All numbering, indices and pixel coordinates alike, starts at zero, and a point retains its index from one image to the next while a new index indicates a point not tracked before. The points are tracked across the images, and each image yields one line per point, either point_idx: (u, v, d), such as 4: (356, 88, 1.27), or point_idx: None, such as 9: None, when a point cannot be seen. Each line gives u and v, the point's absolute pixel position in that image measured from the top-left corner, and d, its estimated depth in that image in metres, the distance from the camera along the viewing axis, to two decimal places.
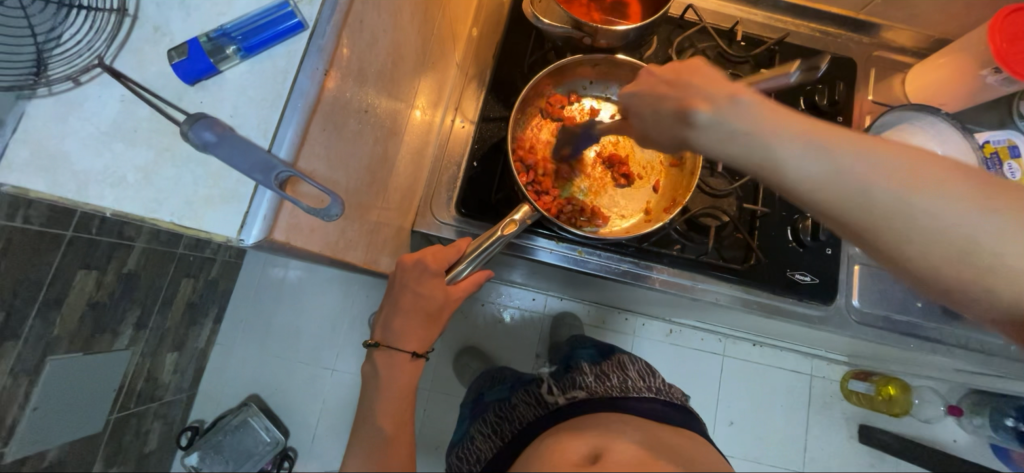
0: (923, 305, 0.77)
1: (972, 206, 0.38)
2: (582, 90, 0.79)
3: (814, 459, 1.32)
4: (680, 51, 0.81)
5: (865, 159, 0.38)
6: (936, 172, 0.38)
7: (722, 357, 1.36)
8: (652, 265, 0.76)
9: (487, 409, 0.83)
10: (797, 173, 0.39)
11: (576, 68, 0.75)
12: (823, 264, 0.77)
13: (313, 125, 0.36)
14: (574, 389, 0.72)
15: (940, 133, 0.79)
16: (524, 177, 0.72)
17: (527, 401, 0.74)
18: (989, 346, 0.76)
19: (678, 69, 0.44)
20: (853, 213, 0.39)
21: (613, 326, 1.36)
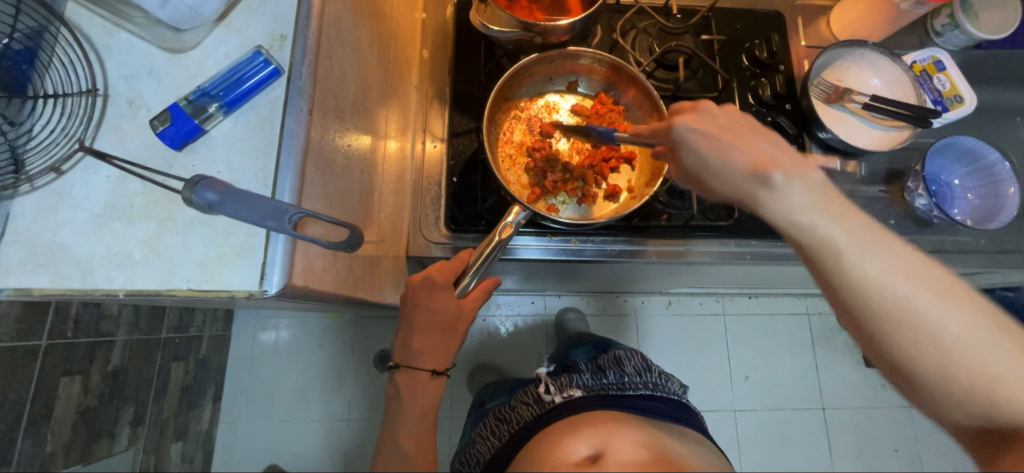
0: (895, 221, 0.84)
1: (959, 314, 0.41)
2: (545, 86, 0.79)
3: (830, 392, 1.36)
4: (624, 34, 0.85)
5: (892, 255, 0.40)
6: (935, 279, 0.41)
7: (724, 315, 1.41)
8: (644, 239, 0.78)
9: (486, 414, 0.84)
10: (840, 252, 0.40)
11: (539, 65, 0.75)
12: None
13: (308, 165, 0.35)
14: (571, 387, 0.71)
15: (873, 62, 0.87)
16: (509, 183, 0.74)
17: (522, 402, 0.74)
18: (959, 243, 0.83)
19: (738, 124, 0.44)
20: (870, 305, 0.41)
21: (614, 310, 1.39)
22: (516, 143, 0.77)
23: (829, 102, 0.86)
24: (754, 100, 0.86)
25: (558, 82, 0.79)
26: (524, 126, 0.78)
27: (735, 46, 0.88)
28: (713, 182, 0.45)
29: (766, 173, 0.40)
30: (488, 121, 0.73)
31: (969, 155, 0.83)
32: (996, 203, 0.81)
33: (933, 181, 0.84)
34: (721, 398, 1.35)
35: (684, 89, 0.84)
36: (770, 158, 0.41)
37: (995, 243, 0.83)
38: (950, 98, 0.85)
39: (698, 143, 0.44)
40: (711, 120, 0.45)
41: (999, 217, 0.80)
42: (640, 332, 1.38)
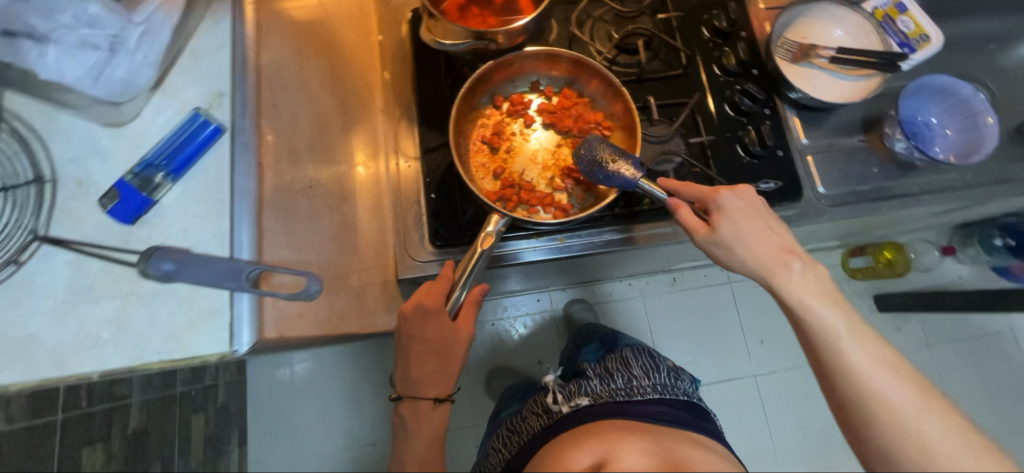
0: (879, 170, 0.84)
1: (946, 431, 0.46)
2: (505, 91, 0.78)
3: None
4: (581, 25, 0.84)
5: (883, 360, 0.50)
6: (928, 398, 0.48)
7: (730, 284, 1.40)
8: (630, 226, 0.78)
9: (498, 424, 0.85)
10: (840, 336, 0.51)
11: (499, 70, 0.75)
12: (780, 166, 0.82)
13: (264, 215, 0.37)
14: (579, 396, 0.72)
15: (832, 15, 0.87)
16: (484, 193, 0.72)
17: (532, 413, 0.75)
18: (948, 180, 0.82)
19: (772, 219, 0.58)
20: (866, 392, 0.48)
21: (620, 295, 1.39)
22: (484, 149, 0.75)
23: (800, 58, 0.86)
24: (720, 70, 0.86)
25: (519, 84, 0.78)
26: (490, 131, 0.76)
27: (693, 18, 0.88)
28: (734, 250, 0.56)
29: (788, 258, 0.54)
30: (454, 133, 0.71)
31: (944, 92, 0.82)
32: (977, 136, 0.81)
33: (913, 121, 0.82)
34: (741, 365, 1.35)
35: (648, 70, 0.84)
36: (788, 249, 0.56)
37: (984, 175, 0.83)
38: (916, 39, 0.85)
39: (738, 219, 0.56)
40: (754, 207, 0.58)
41: (981, 150, 0.79)
42: (649, 314, 1.38)
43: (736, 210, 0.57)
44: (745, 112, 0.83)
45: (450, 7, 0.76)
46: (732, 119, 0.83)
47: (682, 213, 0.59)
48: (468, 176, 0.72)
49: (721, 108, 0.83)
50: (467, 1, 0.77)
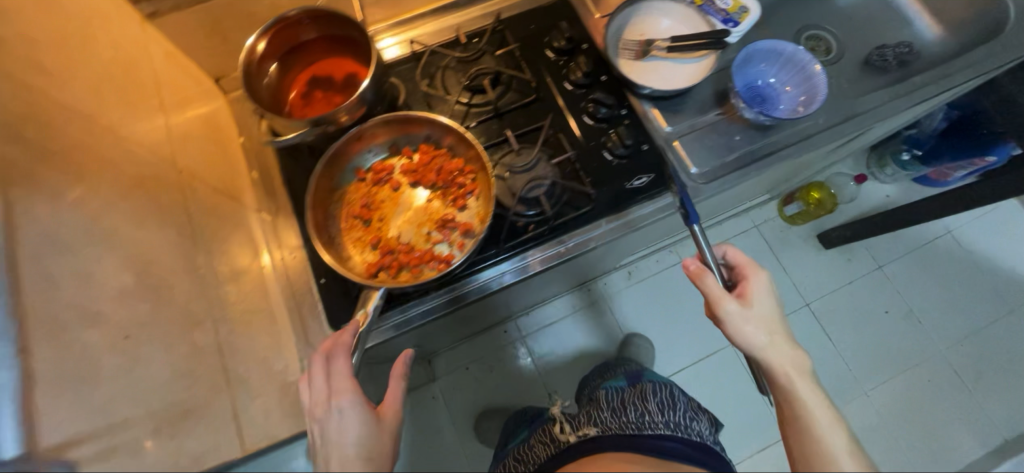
0: (742, 136, 0.87)
1: (843, 441, 0.69)
2: (364, 161, 0.78)
3: None
4: (430, 78, 0.88)
5: (823, 391, 0.71)
6: (839, 419, 0.71)
7: (682, 261, 1.50)
8: (522, 256, 0.79)
9: (506, 455, 0.99)
10: (800, 358, 0.71)
11: (350, 143, 0.74)
12: (647, 159, 0.85)
13: (40, 405, 0.42)
14: (588, 427, 0.86)
15: (658, 9, 0.93)
16: (362, 268, 0.71)
17: (545, 447, 0.89)
18: (803, 129, 0.88)
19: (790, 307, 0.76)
20: (804, 399, 0.70)
21: (584, 302, 1.47)
22: (355, 222, 0.75)
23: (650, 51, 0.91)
24: (570, 86, 0.89)
25: (376, 151, 0.78)
26: (357, 202, 0.76)
27: (535, 45, 0.92)
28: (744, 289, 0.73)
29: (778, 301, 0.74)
30: (316, 219, 0.70)
31: (773, 53, 0.87)
32: (809, 88, 0.86)
33: (748, 91, 0.89)
34: (714, 335, 1.41)
35: (503, 105, 0.88)
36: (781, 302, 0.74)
37: (833, 116, 0.90)
38: (737, 12, 0.91)
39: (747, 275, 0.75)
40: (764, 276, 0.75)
41: (815, 101, 0.84)
42: (615, 311, 1.45)
43: (755, 290, 0.73)
44: (603, 118, 0.86)
45: (294, 104, 0.78)
46: (593, 127, 0.86)
47: (705, 281, 0.72)
48: (339, 256, 0.72)
49: (580, 121, 0.87)
50: (309, 88, 0.79)
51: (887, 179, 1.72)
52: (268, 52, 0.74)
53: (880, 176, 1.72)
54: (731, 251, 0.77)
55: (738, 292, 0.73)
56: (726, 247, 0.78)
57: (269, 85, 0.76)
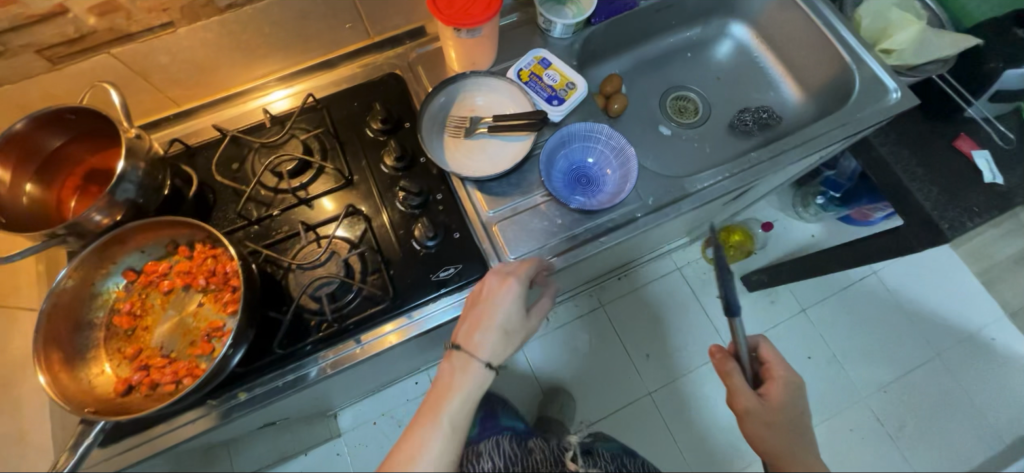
0: (563, 220, 0.83)
1: None
2: (139, 261, 0.72)
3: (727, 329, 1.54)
4: (233, 165, 0.84)
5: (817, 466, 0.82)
6: None
7: (603, 306, 1.57)
8: (308, 359, 0.74)
9: (496, 437, 1.12)
10: (801, 418, 0.85)
11: (107, 245, 0.68)
12: (456, 248, 0.80)
13: None
14: (592, 466, 1.06)
15: (482, 85, 0.89)
16: (113, 386, 0.65)
17: (549, 460, 1.09)
18: (630, 212, 0.85)
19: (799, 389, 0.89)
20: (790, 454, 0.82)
21: (505, 351, 1.52)
22: (114, 330, 0.69)
23: (460, 131, 0.87)
24: (385, 169, 0.85)
25: (152, 250, 0.72)
26: (119, 306, 0.70)
27: (353, 125, 0.88)
28: (782, 406, 0.84)
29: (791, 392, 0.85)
30: (61, 334, 0.64)
31: (589, 136, 0.84)
32: (624, 172, 0.83)
33: (568, 172, 0.86)
34: (634, 381, 1.48)
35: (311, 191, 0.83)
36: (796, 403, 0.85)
37: (665, 197, 0.87)
38: (564, 89, 0.88)
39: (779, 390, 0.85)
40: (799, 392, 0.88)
41: (627, 188, 0.82)
42: (538, 356, 1.51)
43: (777, 398, 0.84)
44: (413, 206, 0.82)
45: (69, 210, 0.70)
46: (403, 214, 0.82)
47: (735, 379, 0.86)
48: (81, 373, 0.64)
49: (390, 208, 0.82)
50: (83, 183, 0.71)
51: (813, 218, 1.74)
52: (9, 172, 0.66)
53: (804, 216, 1.74)
54: (764, 347, 0.92)
55: (762, 393, 0.86)
56: (760, 342, 0.94)
57: (33, 196, 0.68)
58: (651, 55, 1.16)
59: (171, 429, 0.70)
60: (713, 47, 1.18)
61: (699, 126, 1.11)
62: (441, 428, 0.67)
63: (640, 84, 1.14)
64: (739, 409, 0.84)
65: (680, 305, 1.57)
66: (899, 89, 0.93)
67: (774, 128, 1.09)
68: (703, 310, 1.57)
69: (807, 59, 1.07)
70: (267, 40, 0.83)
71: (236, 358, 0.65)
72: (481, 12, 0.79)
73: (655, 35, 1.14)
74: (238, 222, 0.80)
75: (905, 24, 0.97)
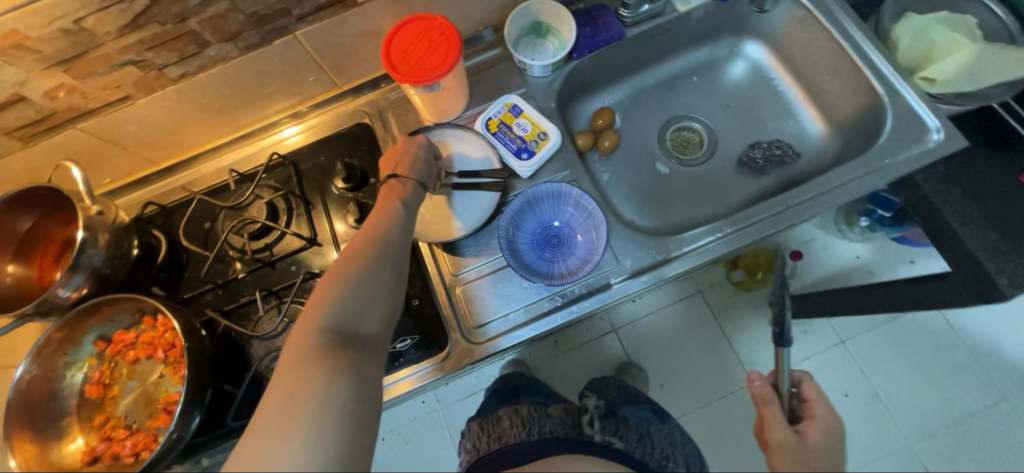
0: (532, 285, 0.77)
1: None
2: (108, 329, 0.73)
3: (750, 362, 1.42)
4: (201, 225, 0.84)
5: None
6: None
7: (614, 332, 1.48)
8: None
9: (519, 401, 1.00)
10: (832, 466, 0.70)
11: (74, 320, 0.69)
12: (418, 318, 0.77)
13: None
14: (612, 437, 0.87)
15: (450, 134, 0.83)
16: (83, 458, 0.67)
17: (563, 422, 0.89)
18: (608, 273, 0.77)
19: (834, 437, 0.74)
20: None
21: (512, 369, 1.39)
22: (84, 398, 0.71)
23: (419, 160, 0.75)
24: (350, 228, 0.82)
25: (118, 320, 0.73)
26: (89, 375, 0.71)
27: (322, 180, 0.86)
28: (815, 446, 0.71)
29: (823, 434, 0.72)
30: (32, 409, 0.66)
31: (559, 196, 0.79)
32: (594, 237, 0.78)
33: (536, 233, 0.81)
34: None
35: (276, 251, 0.82)
36: (832, 444, 0.72)
37: (649, 255, 0.78)
38: (535, 140, 0.82)
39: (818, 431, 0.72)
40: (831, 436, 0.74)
41: (597, 254, 0.77)
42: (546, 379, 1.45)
43: (816, 441, 0.72)
44: None
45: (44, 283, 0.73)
46: None
47: (771, 407, 0.75)
48: (51, 445, 0.66)
49: None
50: (58, 254, 0.74)
51: (859, 237, 1.43)
52: None
53: (847, 236, 1.44)
54: (806, 385, 0.80)
55: (799, 430, 0.73)
56: (803, 379, 0.82)
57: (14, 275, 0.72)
58: (651, 81, 1.04)
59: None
60: (725, 69, 1.03)
61: (703, 163, 0.99)
62: (391, 219, 0.66)
63: (638, 113, 1.03)
64: (770, 442, 0.72)
65: (700, 339, 1.45)
66: (943, 128, 0.79)
67: (792, 166, 0.95)
68: (725, 344, 1.44)
69: (833, 85, 0.92)
70: (230, 100, 0.81)
71: (197, 423, 0.68)
72: (438, 65, 0.73)
73: (655, 60, 1.01)
74: (204, 285, 0.80)
75: (955, 46, 0.82)
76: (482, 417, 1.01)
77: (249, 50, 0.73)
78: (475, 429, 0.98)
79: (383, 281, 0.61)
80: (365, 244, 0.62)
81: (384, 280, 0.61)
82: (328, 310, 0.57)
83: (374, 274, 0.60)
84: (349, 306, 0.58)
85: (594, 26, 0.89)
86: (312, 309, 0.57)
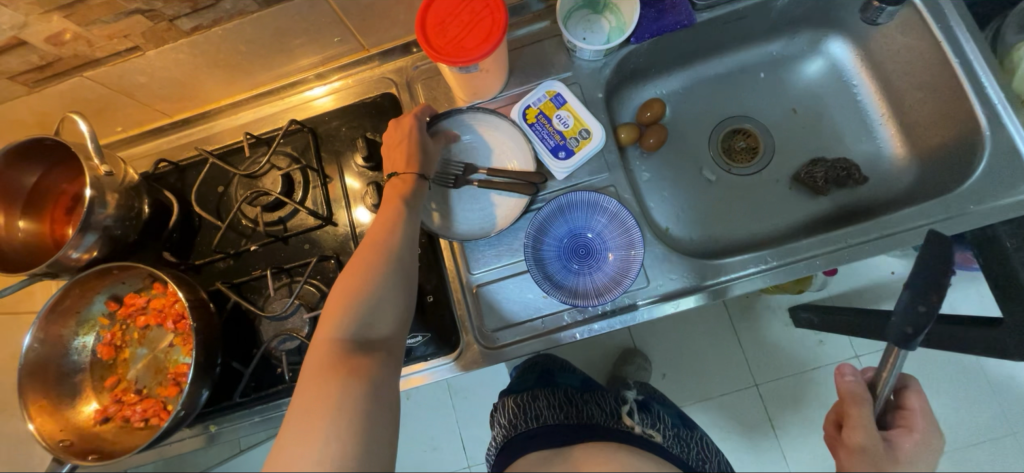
0: (550, 299, 0.72)
1: None
2: (119, 291, 0.73)
3: (760, 368, 1.38)
4: (214, 190, 0.80)
5: None
6: None
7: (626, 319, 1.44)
8: (274, 405, 0.74)
9: (555, 384, 0.95)
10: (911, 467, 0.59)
11: (85, 283, 0.68)
12: (430, 316, 0.74)
13: None
14: (650, 431, 0.84)
15: (482, 120, 0.77)
16: (97, 415, 0.69)
17: (602, 410, 0.86)
18: (635, 292, 0.73)
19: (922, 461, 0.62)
20: None
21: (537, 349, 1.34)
22: (97, 358, 0.71)
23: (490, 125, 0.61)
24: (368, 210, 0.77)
25: (131, 285, 0.72)
26: (100, 335, 0.72)
27: (341, 153, 0.80)
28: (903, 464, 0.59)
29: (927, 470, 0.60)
30: (49, 365, 0.67)
31: (594, 207, 0.74)
32: (626, 255, 0.73)
33: (564, 241, 0.75)
34: None
35: (291, 226, 0.78)
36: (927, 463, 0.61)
37: (681, 279, 0.73)
38: (575, 137, 0.76)
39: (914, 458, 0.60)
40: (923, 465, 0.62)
41: (629, 275, 0.71)
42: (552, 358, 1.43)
43: (908, 452, 0.60)
44: None
45: (58, 240, 0.71)
46: None
47: (862, 406, 0.63)
48: (66, 403, 0.68)
49: None
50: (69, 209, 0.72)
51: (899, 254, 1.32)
52: None
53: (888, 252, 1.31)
54: (909, 391, 0.67)
55: (887, 438, 0.62)
56: (906, 383, 0.68)
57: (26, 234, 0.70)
58: (713, 72, 0.92)
59: (170, 443, 0.77)
60: (798, 66, 0.91)
61: (754, 173, 0.90)
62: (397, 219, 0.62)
63: (691, 105, 0.92)
64: (849, 445, 0.61)
65: (712, 338, 1.40)
66: None
67: (854, 190, 0.86)
68: (738, 346, 1.40)
69: (923, 105, 0.81)
70: (246, 57, 0.74)
71: (205, 397, 0.68)
72: (478, 45, 0.64)
73: (721, 49, 0.89)
74: (216, 254, 0.77)
75: None
76: (516, 392, 0.96)
77: (268, 6, 0.65)
78: (507, 404, 0.93)
79: (387, 293, 0.56)
80: (370, 254, 0.58)
81: (390, 288, 0.57)
82: (344, 321, 0.54)
83: (385, 282, 0.56)
84: (360, 314, 0.54)
85: (659, 8, 0.77)
86: (327, 320, 0.54)
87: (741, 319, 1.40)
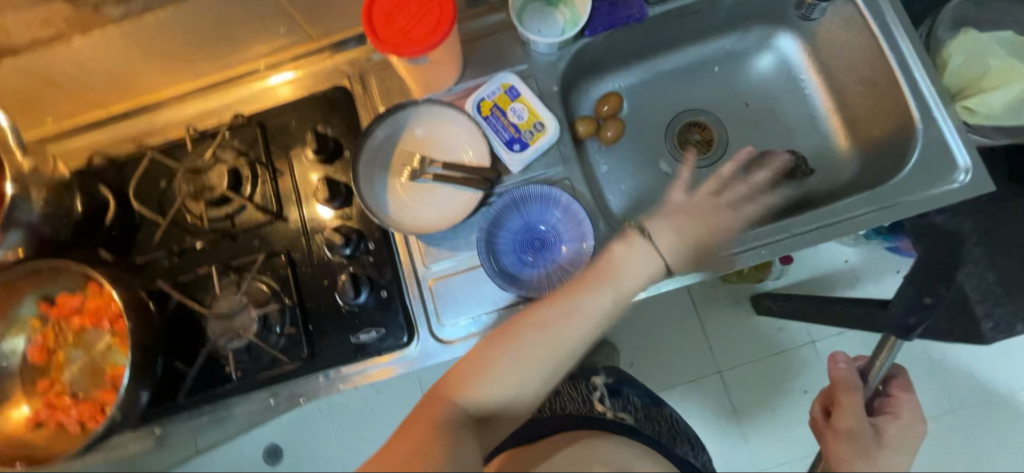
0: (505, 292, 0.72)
1: None
2: (50, 292, 0.69)
3: (723, 355, 1.42)
4: (155, 185, 0.76)
5: None
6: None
7: None
8: (222, 404, 0.72)
9: None
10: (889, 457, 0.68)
11: (10, 282, 0.65)
12: (383, 311, 0.73)
13: None
14: (621, 413, 0.85)
15: (436, 113, 0.76)
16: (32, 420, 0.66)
17: (574, 399, 0.87)
18: None
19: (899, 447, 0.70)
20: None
21: None
22: (30, 361, 0.69)
23: None
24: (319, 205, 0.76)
25: (61, 284, 0.69)
26: (32, 338, 0.69)
27: (290, 146, 0.77)
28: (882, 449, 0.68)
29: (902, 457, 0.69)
30: None
31: (547, 200, 0.74)
32: (579, 247, 0.74)
33: (518, 234, 0.75)
34: None
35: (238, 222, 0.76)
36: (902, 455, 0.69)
37: None
38: (529, 130, 0.76)
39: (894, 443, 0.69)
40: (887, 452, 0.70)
41: (580, 267, 0.72)
42: None
43: (890, 435, 0.70)
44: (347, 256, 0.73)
45: None
46: (329, 263, 0.74)
47: (852, 393, 0.73)
48: None
49: (319, 252, 0.74)
50: None
51: (852, 242, 1.37)
52: None
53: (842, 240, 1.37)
54: (895, 379, 0.76)
55: (875, 424, 0.71)
56: (896, 376, 0.78)
57: None
58: (669, 66, 0.93)
59: (115, 446, 0.75)
60: (751, 61, 0.93)
61: (709, 166, 0.92)
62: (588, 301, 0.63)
63: (649, 98, 0.94)
64: (837, 429, 0.71)
65: (678, 327, 1.44)
66: (972, 169, 0.73)
67: (802, 181, 0.89)
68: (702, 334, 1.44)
69: (864, 99, 0.84)
70: (185, 45, 0.71)
71: (145, 398, 0.66)
72: (426, 37, 0.63)
73: (677, 43, 0.90)
74: (159, 251, 0.75)
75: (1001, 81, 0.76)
76: None
77: None
78: None
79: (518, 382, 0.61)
80: (504, 343, 0.61)
81: (525, 376, 0.60)
82: (479, 384, 0.60)
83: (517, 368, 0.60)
84: (487, 388, 0.60)
85: (613, 0, 0.78)
86: (467, 380, 0.60)
87: (706, 308, 1.44)
